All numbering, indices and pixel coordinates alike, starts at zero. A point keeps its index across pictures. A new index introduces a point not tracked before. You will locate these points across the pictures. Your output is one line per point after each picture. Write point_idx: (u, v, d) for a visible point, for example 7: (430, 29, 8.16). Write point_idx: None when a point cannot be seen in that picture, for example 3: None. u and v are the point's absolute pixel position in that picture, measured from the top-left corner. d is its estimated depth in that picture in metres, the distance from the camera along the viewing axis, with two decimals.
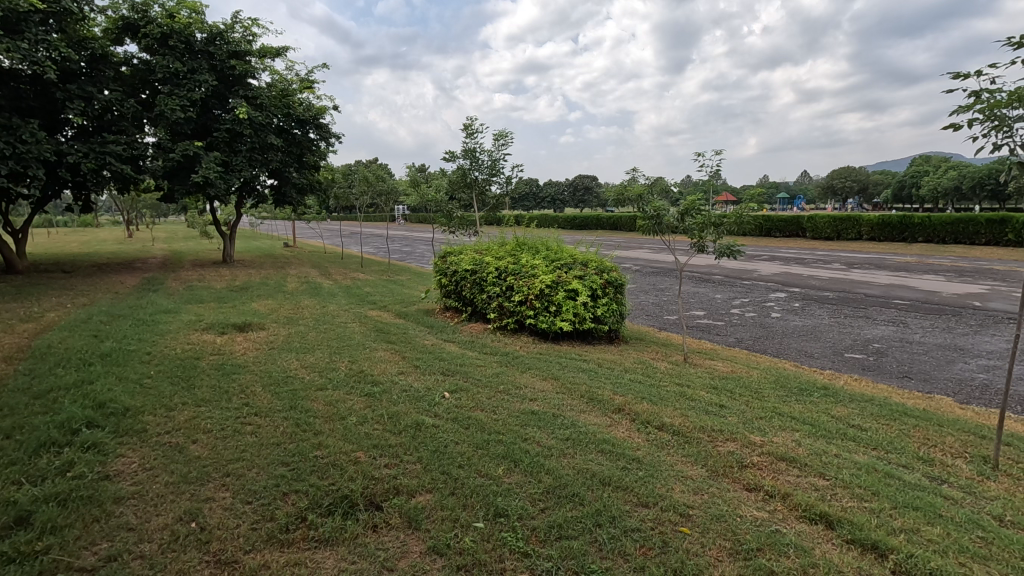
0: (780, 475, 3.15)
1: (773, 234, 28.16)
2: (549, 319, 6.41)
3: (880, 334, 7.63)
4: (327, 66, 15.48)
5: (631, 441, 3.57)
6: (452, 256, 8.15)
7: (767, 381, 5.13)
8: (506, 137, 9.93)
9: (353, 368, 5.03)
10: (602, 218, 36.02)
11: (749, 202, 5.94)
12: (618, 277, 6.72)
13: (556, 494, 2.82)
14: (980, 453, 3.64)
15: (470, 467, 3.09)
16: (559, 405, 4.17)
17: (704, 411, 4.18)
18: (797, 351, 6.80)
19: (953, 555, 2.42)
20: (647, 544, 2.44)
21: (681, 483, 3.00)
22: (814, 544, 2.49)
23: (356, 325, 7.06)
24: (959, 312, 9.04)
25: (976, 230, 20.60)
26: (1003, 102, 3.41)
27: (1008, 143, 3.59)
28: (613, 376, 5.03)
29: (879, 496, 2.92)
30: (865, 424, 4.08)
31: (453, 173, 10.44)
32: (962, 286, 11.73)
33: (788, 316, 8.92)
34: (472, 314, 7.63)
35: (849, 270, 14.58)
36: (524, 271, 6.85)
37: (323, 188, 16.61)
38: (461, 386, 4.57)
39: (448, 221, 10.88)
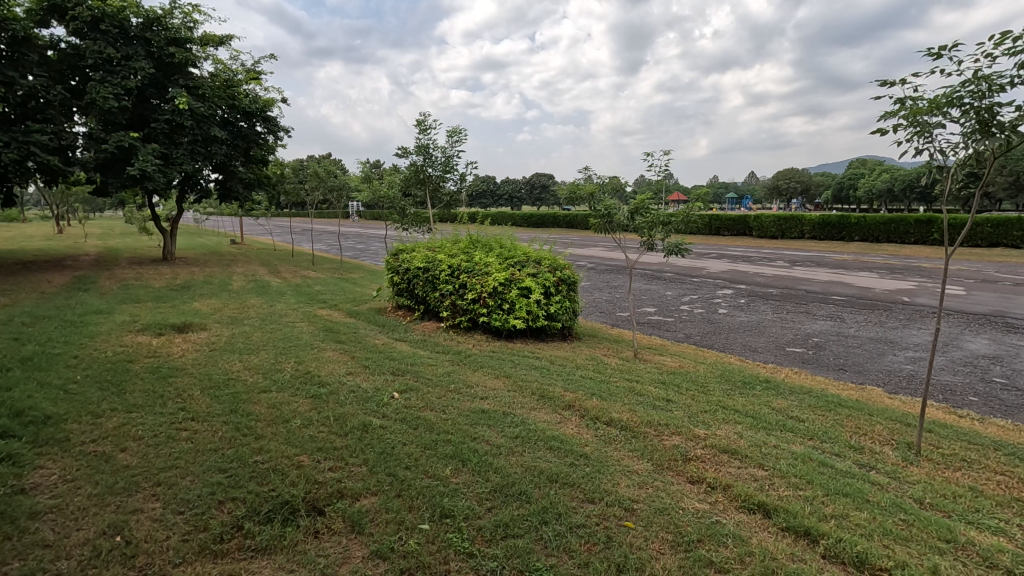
0: (722, 468, 3.24)
1: (722, 232, 29.12)
2: (502, 317, 6.42)
3: (820, 329, 7.99)
4: (274, 57, 14.94)
5: (579, 437, 3.61)
6: (404, 253, 8.03)
7: (712, 375, 5.29)
8: (460, 133, 9.81)
9: (299, 368, 4.90)
10: (558, 216, 36.43)
11: (696, 201, 6.07)
12: (570, 275, 6.80)
13: (503, 493, 2.82)
14: (904, 440, 3.86)
15: (417, 468, 3.05)
16: (509, 404, 4.18)
17: (651, 406, 4.27)
18: (741, 346, 7.05)
19: (878, 538, 2.55)
20: (592, 539, 2.46)
21: (627, 478, 3.05)
22: (751, 534, 2.58)
23: (304, 325, 6.84)
24: (889, 307, 9.61)
25: (906, 229, 21.90)
26: (923, 108, 3.65)
27: (928, 147, 3.83)
28: (564, 373, 5.08)
29: (813, 485, 3.04)
30: (802, 415, 4.26)
31: (406, 170, 10.25)
32: (893, 282, 12.45)
33: (734, 312, 9.23)
34: (425, 313, 7.54)
35: (791, 268, 15.26)
36: (477, 269, 6.83)
37: (272, 183, 16.07)
38: (411, 385, 4.51)
39: (401, 218, 10.71)
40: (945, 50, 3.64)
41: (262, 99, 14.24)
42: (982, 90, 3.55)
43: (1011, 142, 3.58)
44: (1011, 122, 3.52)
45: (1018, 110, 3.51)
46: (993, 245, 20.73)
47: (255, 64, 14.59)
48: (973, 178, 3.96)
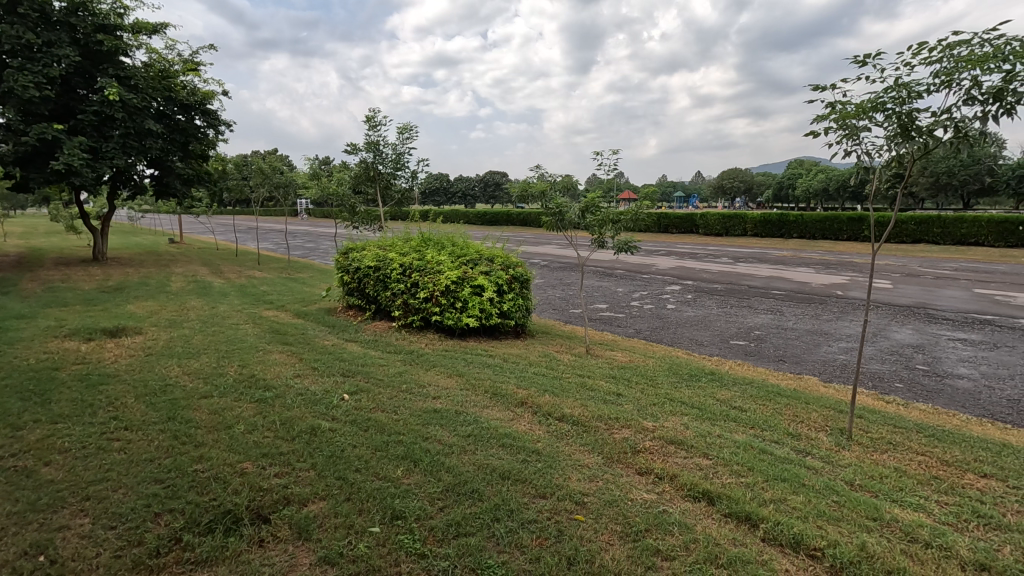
0: (669, 458, 3.34)
1: (670, 230, 29.97)
2: (455, 316, 6.39)
3: (761, 322, 8.35)
4: (214, 47, 14.31)
5: (531, 433, 3.64)
6: (354, 251, 7.87)
7: (660, 369, 5.44)
8: (411, 130, 9.67)
9: (243, 372, 4.72)
10: (512, 214, 36.57)
11: (644, 200, 6.19)
12: (523, 272, 6.84)
13: (455, 492, 2.81)
14: (837, 426, 4.09)
15: (368, 470, 3.00)
16: (461, 402, 4.16)
17: (601, 400, 4.36)
18: (688, 340, 7.28)
19: (812, 520, 2.69)
20: (543, 534, 2.49)
21: (577, 472, 3.10)
22: (696, 521, 2.67)
23: (249, 327, 6.60)
24: (823, 300, 10.14)
25: (840, 227, 23.18)
26: (851, 112, 3.87)
27: (856, 149, 4.06)
28: (518, 370, 5.10)
29: (754, 471, 3.18)
30: (744, 405, 4.45)
31: (355, 167, 10.00)
32: (827, 277, 13.16)
33: (681, 307, 9.52)
34: (377, 313, 7.40)
35: (735, 264, 15.88)
36: (429, 267, 6.76)
37: (213, 180, 15.39)
38: (361, 386, 4.43)
39: (351, 216, 10.46)
40: (869, 58, 3.88)
41: (201, 91, 13.64)
42: (903, 96, 3.80)
43: (928, 146, 3.85)
44: (928, 126, 3.77)
45: (934, 116, 3.77)
46: (916, 241, 22.21)
47: (193, 54, 13.93)
48: (897, 179, 4.23)
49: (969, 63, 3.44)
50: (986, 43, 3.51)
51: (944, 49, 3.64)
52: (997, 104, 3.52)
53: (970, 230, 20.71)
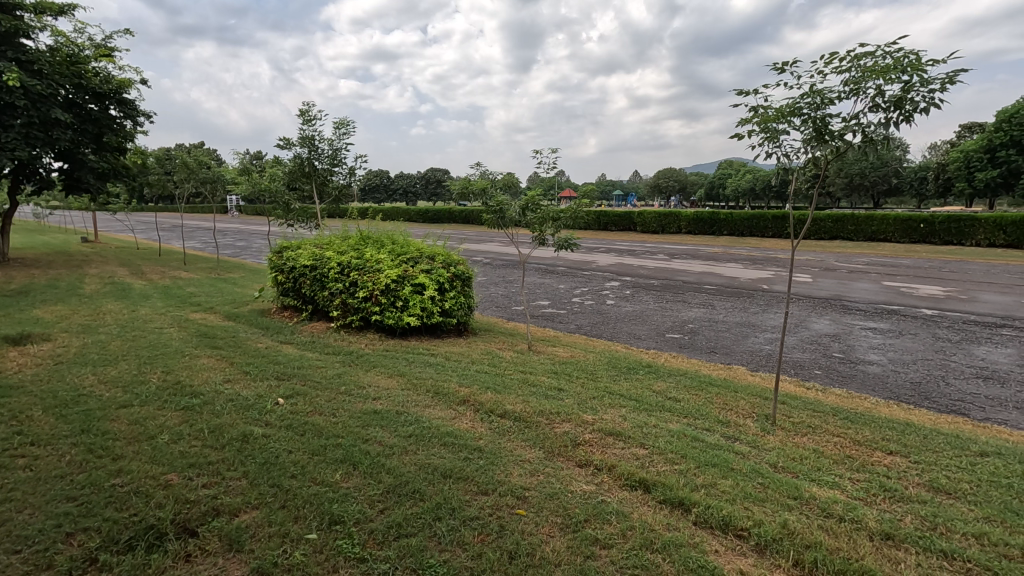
0: (608, 450, 3.44)
1: (609, 228, 30.72)
2: (396, 316, 6.29)
3: (694, 315, 8.74)
4: (130, 32, 13.35)
5: (473, 431, 3.64)
6: (288, 249, 7.58)
7: (600, 363, 5.59)
8: (348, 125, 9.40)
9: (168, 379, 4.45)
10: (453, 211, 36.35)
11: (583, 198, 6.34)
12: (465, 270, 6.83)
13: (396, 493, 2.77)
14: (763, 412, 4.34)
15: (305, 475, 2.91)
16: (403, 402, 4.11)
17: (542, 395, 4.43)
18: (627, 334, 7.51)
19: (740, 501, 2.85)
20: (485, 531, 2.50)
21: (519, 467, 3.14)
22: (633, 509, 2.77)
23: (174, 331, 6.23)
24: (751, 294, 10.71)
25: (765, 225, 24.56)
26: (772, 117, 4.11)
27: (776, 151, 4.32)
28: (459, 368, 5.09)
29: (686, 458, 3.33)
30: (679, 395, 4.64)
31: (289, 163, 9.61)
32: (755, 272, 13.92)
33: (620, 303, 9.79)
34: (314, 313, 7.17)
35: (670, 260, 16.52)
36: (368, 266, 6.63)
37: (131, 174, 14.39)
38: (297, 390, 4.28)
39: (285, 213, 10.04)
40: (787, 66, 4.14)
41: (116, 79, 12.72)
42: (817, 102, 4.07)
43: (840, 149, 4.15)
44: (839, 131, 4.06)
45: (844, 121, 4.07)
46: (833, 238, 23.87)
47: (106, 39, 12.95)
48: (813, 179, 4.53)
49: (875, 72, 3.73)
50: (888, 56, 3.81)
51: (852, 60, 3.93)
52: (898, 112, 3.83)
53: (879, 227, 22.47)
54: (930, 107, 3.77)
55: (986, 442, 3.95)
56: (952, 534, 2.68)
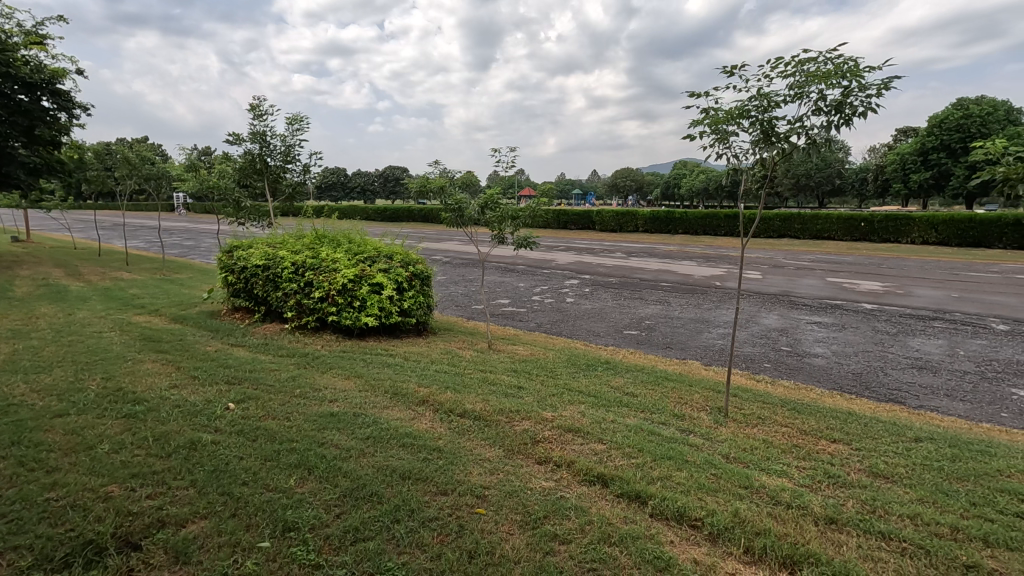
0: (567, 446, 3.48)
1: (569, 226, 31.05)
2: (353, 316, 6.17)
3: (651, 312, 8.93)
4: (63, 19, 12.60)
5: (432, 431, 3.62)
6: (239, 249, 7.32)
7: (560, 360, 5.64)
8: (301, 121, 9.14)
9: (108, 385, 4.22)
10: (413, 210, 35.95)
11: (542, 197, 6.38)
12: (424, 269, 6.78)
13: (353, 496, 2.72)
14: (715, 405, 4.48)
15: (257, 482, 2.82)
16: (360, 404, 4.03)
17: (502, 394, 4.43)
18: (586, 331, 7.61)
19: (694, 492, 2.93)
20: (444, 531, 2.48)
21: (478, 466, 3.13)
22: (591, 503, 2.81)
23: (115, 335, 5.93)
24: (705, 291, 11.02)
25: (718, 223, 25.35)
26: (722, 118, 4.24)
27: (726, 153, 4.46)
28: (418, 368, 5.03)
29: (643, 452, 3.40)
30: (636, 390, 4.74)
31: (240, 159, 9.28)
32: (708, 269, 14.36)
33: (580, 300, 9.91)
34: (267, 315, 6.96)
35: (628, 258, 16.85)
36: (324, 266, 6.48)
37: (67, 170, 13.59)
38: (249, 394, 4.14)
39: (236, 212, 9.58)
40: (735, 69, 4.27)
41: (49, 68, 11.99)
42: (764, 105, 4.21)
43: (786, 151, 4.32)
44: (785, 133, 4.23)
45: (789, 124, 4.23)
46: (781, 236, 24.84)
47: (36, 25, 12.18)
48: (762, 180, 4.70)
49: (817, 78, 3.90)
50: (830, 62, 3.99)
51: (797, 65, 4.09)
52: (838, 115, 4.02)
53: (824, 225, 23.52)
54: (868, 112, 3.97)
55: (919, 427, 4.20)
56: (889, 516, 2.84)
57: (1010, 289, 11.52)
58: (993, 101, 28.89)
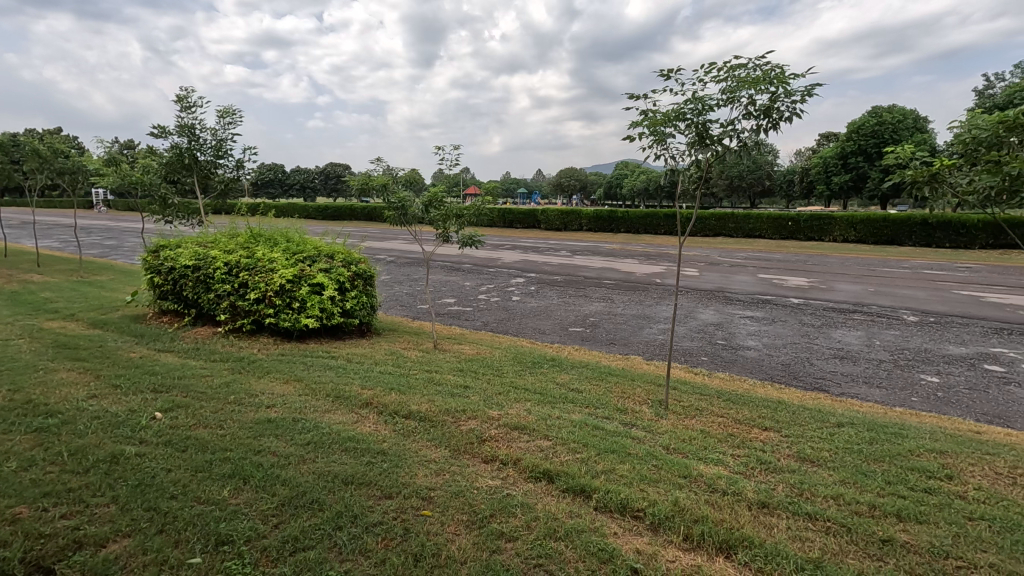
0: (513, 444, 3.49)
1: (514, 225, 31.21)
2: (292, 317, 5.95)
3: (595, 309, 9.11)
4: None
5: (376, 433, 3.54)
6: (166, 249, 6.89)
7: (506, 359, 5.66)
8: (233, 114, 8.70)
9: (15, 398, 3.87)
10: (355, 208, 35.08)
11: (487, 195, 6.38)
12: (367, 269, 6.64)
13: (292, 505, 2.62)
14: (657, 398, 4.63)
15: (187, 495, 2.66)
16: (300, 409, 3.89)
17: (449, 394, 4.40)
18: (532, 329, 7.67)
19: (637, 484, 3.01)
20: (388, 535, 2.44)
21: (424, 467, 3.09)
22: (537, 500, 2.83)
23: (24, 342, 5.45)
24: (646, 288, 11.35)
25: (658, 222, 26.20)
26: (660, 120, 4.37)
27: (664, 153, 4.60)
28: (362, 370, 4.92)
29: (587, 447, 3.46)
30: (581, 386, 4.83)
31: (166, 153, 8.73)
32: (649, 266, 14.80)
33: (525, 299, 9.97)
34: (198, 318, 6.60)
35: (572, 256, 17.14)
36: (260, 266, 6.21)
37: None
38: (179, 402, 3.91)
39: (162, 210, 9.08)
40: (672, 73, 4.41)
41: None
42: (699, 109, 4.38)
43: (719, 152, 4.51)
44: (718, 135, 4.41)
45: (722, 127, 4.42)
46: (717, 235, 25.94)
47: None
48: (698, 181, 4.88)
49: (747, 83, 4.09)
50: (758, 68, 4.19)
51: (729, 71, 4.27)
52: (767, 119, 4.23)
53: (755, 225, 24.76)
54: (793, 117, 4.20)
55: (840, 413, 4.50)
56: (814, 497, 3.02)
57: (918, 283, 12.51)
58: (903, 110, 31.21)
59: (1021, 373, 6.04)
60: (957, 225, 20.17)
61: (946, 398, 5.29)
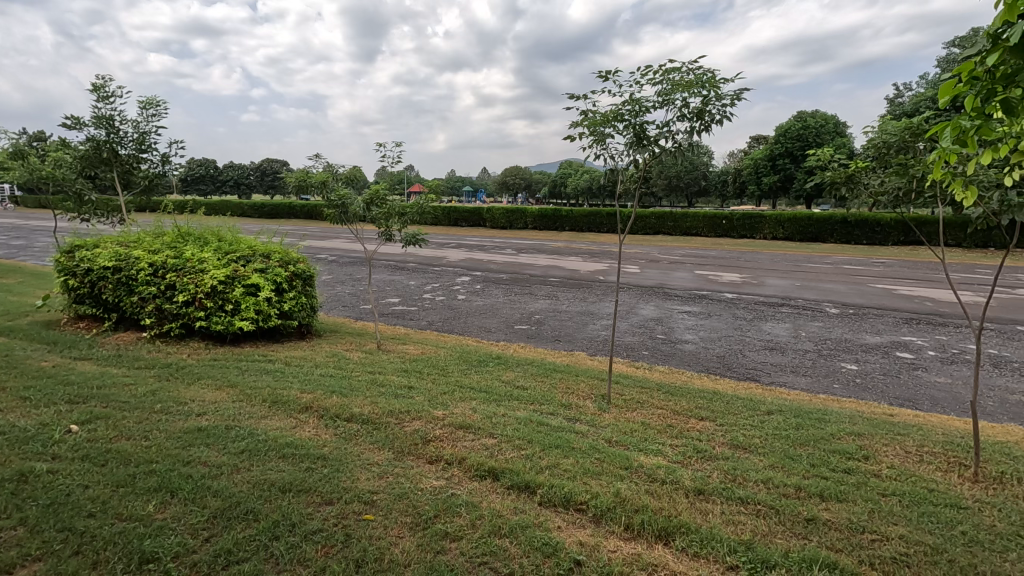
0: (458, 443, 3.47)
1: (460, 223, 31.05)
2: (225, 320, 5.68)
3: (541, 307, 9.20)
4: None
5: (316, 438, 3.43)
6: (82, 249, 6.41)
7: (451, 358, 5.63)
8: (157, 105, 8.18)
9: None
10: (294, 206, 33.88)
11: (430, 193, 6.32)
12: (306, 268, 6.42)
13: (225, 517, 2.50)
14: (599, 392, 4.73)
15: (107, 512, 2.49)
16: (234, 416, 3.72)
17: (393, 395, 4.32)
18: (478, 328, 7.66)
19: (580, 478, 3.07)
20: (329, 542, 2.37)
21: (366, 471, 3.03)
22: (482, 498, 2.83)
23: None
24: (589, 285, 11.57)
25: (601, 221, 26.78)
26: (599, 121, 4.47)
27: (604, 152, 4.70)
28: (301, 374, 4.75)
29: (532, 443, 3.50)
30: (526, 383, 4.87)
31: (81, 146, 8.11)
32: (592, 264, 15.10)
33: (471, 297, 9.95)
34: (120, 323, 6.18)
35: (517, 254, 17.27)
36: (188, 266, 5.88)
37: None
38: (98, 413, 3.65)
39: (77, 207, 8.42)
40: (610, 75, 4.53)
41: None
42: (636, 110, 4.50)
43: (656, 153, 4.65)
44: (655, 137, 4.55)
45: (658, 128, 4.56)
46: (657, 233, 26.80)
47: None
48: (637, 180, 5.01)
49: (681, 86, 4.25)
50: (691, 72, 4.36)
51: (663, 74, 4.42)
52: (700, 121, 4.40)
53: (692, 223, 25.74)
54: (723, 119, 4.39)
55: (770, 401, 4.76)
56: (746, 482, 3.17)
57: (839, 278, 13.39)
58: (826, 115, 33.33)
59: (928, 359, 6.58)
60: (873, 223, 21.68)
61: (863, 384, 5.70)
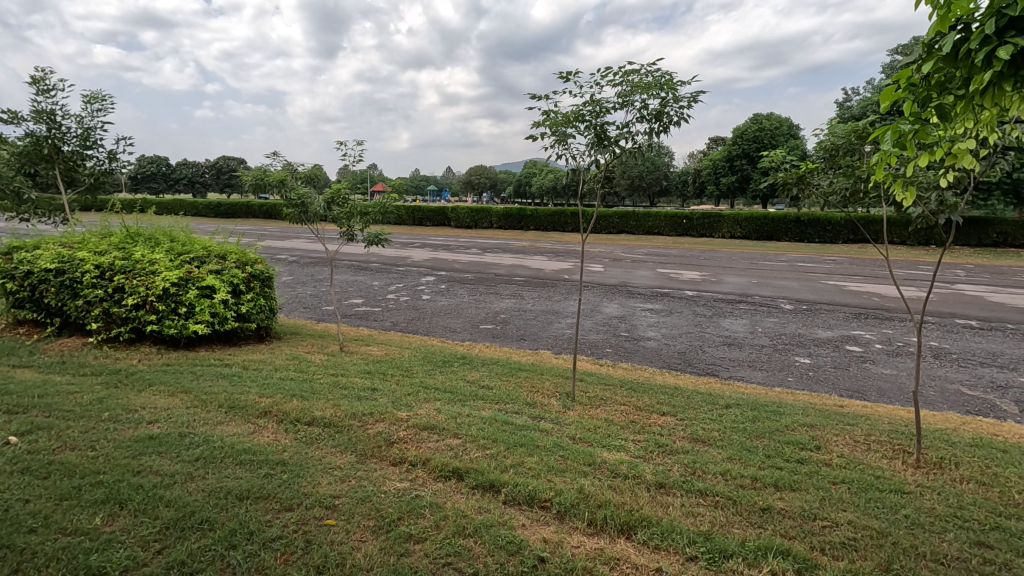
0: (422, 444, 3.45)
1: (424, 223, 30.75)
2: (179, 324, 5.48)
3: (505, 306, 9.21)
4: None
5: (275, 443, 3.35)
6: (20, 251, 6.06)
7: (415, 358, 5.58)
8: (103, 99, 7.81)
9: None
10: (252, 205, 32.88)
11: (393, 192, 6.24)
12: (264, 269, 6.26)
13: (178, 527, 2.42)
14: (564, 390, 4.77)
15: (50, 526, 2.37)
16: (187, 422, 3.59)
17: (355, 397, 4.25)
18: (442, 328, 7.61)
19: (544, 476, 3.08)
20: (288, 549, 2.32)
21: (327, 475, 2.97)
22: (447, 499, 2.82)
23: None
24: (554, 284, 11.65)
25: (565, 220, 27.01)
26: (560, 120, 4.51)
27: (566, 151, 4.73)
28: (260, 377, 4.63)
29: (496, 442, 3.50)
30: (491, 382, 4.87)
31: (19, 142, 7.67)
32: (557, 263, 15.22)
33: (435, 297, 9.88)
34: (64, 329, 5.88)
35: (482, 254, 17.24)
36: (138, 268, 5.64)
37: None
38: (39, 423, 3.46)
39: (16, 206, 7.73)
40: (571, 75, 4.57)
41: None
42: (596, 110, 4.55)
43: (617, 153, 4.71)
44: (615, 137, 4.62)
45: (618, 128, 4.63)
46: (620, 232, 27.21)
47: None
48: (599, 180, 5.06)
49: (640, 88, 4.33)
50: (650, 74, 4.45)
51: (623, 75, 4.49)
52: (658, 122, 4.49)
53: (654, 222, 26.23)
54: (681, 120, 4.49)
55: (728, 395, 4.90)
56: (705, 474, 3.26)
57: (793, 275, 13.90)
58: (779, 117, 34.51)
59: (875, 351, 6.90)
60: (824, 222, 22.56)
61: (815, 376, 5.94)
